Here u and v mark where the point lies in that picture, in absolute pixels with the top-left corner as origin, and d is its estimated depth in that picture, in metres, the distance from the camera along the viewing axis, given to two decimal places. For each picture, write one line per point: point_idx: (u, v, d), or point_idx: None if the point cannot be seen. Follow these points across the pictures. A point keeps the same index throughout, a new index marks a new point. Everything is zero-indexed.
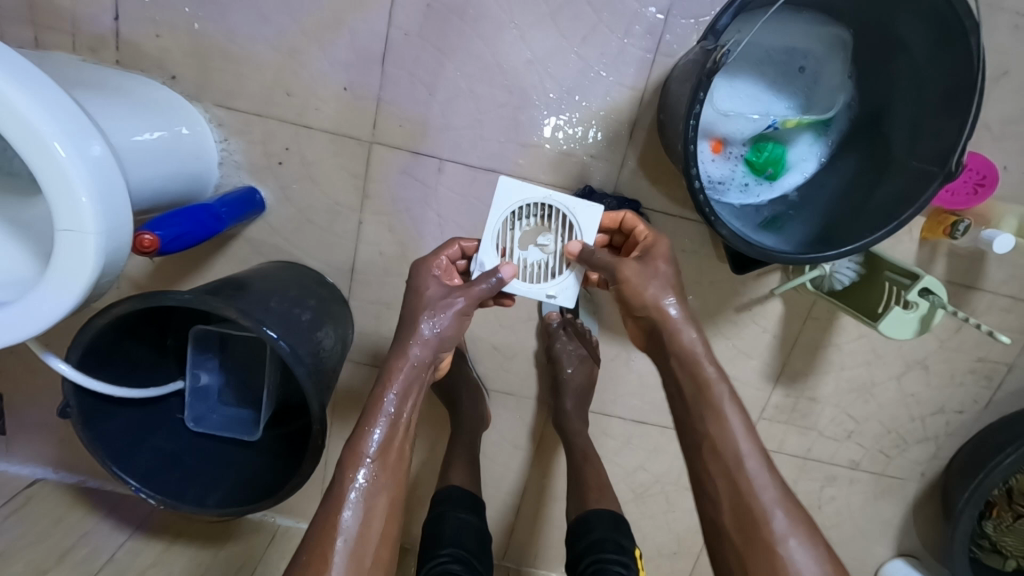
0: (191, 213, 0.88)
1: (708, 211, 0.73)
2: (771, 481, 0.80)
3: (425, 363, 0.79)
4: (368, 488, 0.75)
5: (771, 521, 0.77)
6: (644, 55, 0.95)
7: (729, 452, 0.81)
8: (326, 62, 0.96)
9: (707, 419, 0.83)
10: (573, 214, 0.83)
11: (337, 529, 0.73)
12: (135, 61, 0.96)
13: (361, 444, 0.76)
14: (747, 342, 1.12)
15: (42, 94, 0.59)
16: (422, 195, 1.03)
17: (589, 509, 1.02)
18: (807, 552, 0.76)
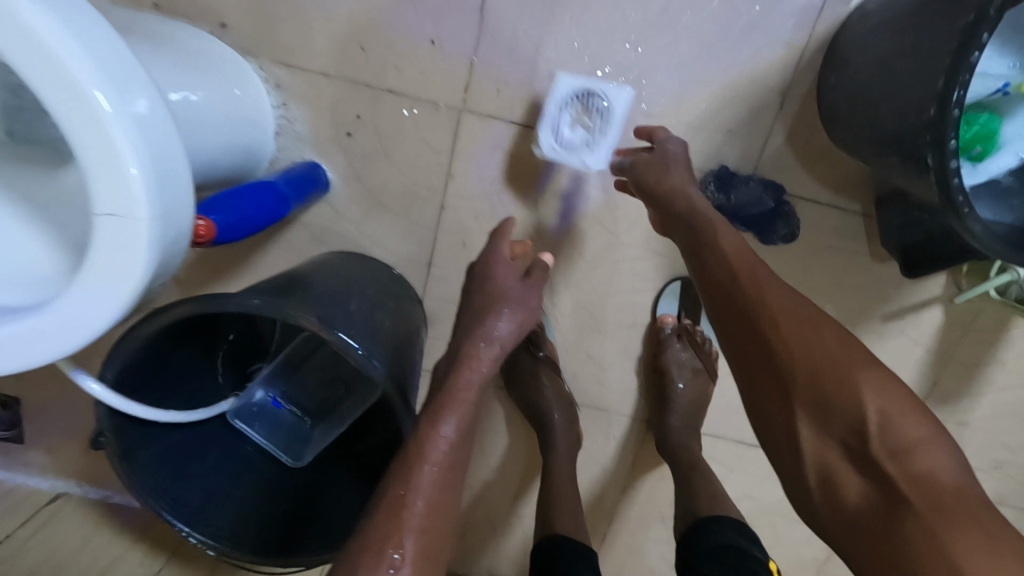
0: (253, 192, 0.72)
1: None
2: (764, 270, 0.63)
3: (488, 373, 0.64)
4: (446, 464, 0.58)
5: (765, 302, 0.61)
6: (809, 4, 0.76)
7: (736, 283, 0.62)
8: (411, 8, 0.78)
9: (710, 266, 0.65)
10: (608, 89, 0.78)
11: (405, 507, 0.55)
12: (178, 5, 0.78)
13: (435, 421, 0.59)
14: (893, 355, 0.94)
15: (75, 25, 0.42)
16: (519, 175, 0.85)
17: (705, 517, 0.81)
18: (817, 326, 0.59)
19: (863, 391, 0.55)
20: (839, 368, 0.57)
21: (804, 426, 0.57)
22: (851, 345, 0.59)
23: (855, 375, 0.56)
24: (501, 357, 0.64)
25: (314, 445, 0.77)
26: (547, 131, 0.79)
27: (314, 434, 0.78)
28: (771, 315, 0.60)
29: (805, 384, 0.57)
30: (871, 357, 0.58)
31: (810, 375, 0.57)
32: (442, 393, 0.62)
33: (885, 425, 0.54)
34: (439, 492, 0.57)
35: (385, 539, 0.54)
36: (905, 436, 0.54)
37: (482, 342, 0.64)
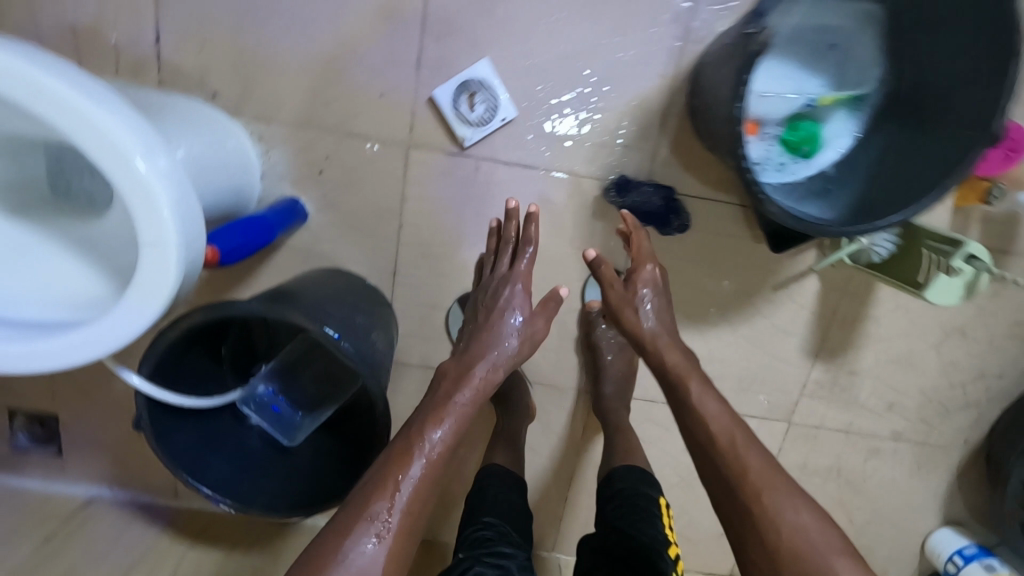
0: (248, 221, 0.90)
1: (756, 189, 0.73)
2: (748, 444, 0.80)
3: (483, 386, 0.84)
4: (433, 457, 0.76)
5: (740, 470, 0.78)
6: (673, 43, 0.96)
7: (749, 476, 0.77)
8: (363, 70, 0.98)
9: (726, 457, 0.79)
10: (475, 73, 0.97)
11: (394, 483, 0.73)
12: (177, 81, 0.98)
13: (434, 419, 0.79)
14: (785, 318, 1.13)
15: (118, 115, 0.61)
16: (460, 195, 1.05)
17: (617, 465, 1.03)
18: (795, 504, 0.75)
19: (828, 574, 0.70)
20: (808, 555, 0.71)
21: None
22: (830, 532, 0.74)
23: (833, 564, 0.70)
24: (492, 371, 0.86)
25: (303, 428, 0.94)
26: (460, 125, 0.99)
27: (303, 420, 0.95)
28: (755, 489, 0.76)
29: (777, 553, 0.73)
30: (846, 547, 0.73)
31: (778, 549, 0.73)
32: (447, 398, 0.82)
33: None
34: (425, 479, 0.75)
35: (370, 503, 0.72)
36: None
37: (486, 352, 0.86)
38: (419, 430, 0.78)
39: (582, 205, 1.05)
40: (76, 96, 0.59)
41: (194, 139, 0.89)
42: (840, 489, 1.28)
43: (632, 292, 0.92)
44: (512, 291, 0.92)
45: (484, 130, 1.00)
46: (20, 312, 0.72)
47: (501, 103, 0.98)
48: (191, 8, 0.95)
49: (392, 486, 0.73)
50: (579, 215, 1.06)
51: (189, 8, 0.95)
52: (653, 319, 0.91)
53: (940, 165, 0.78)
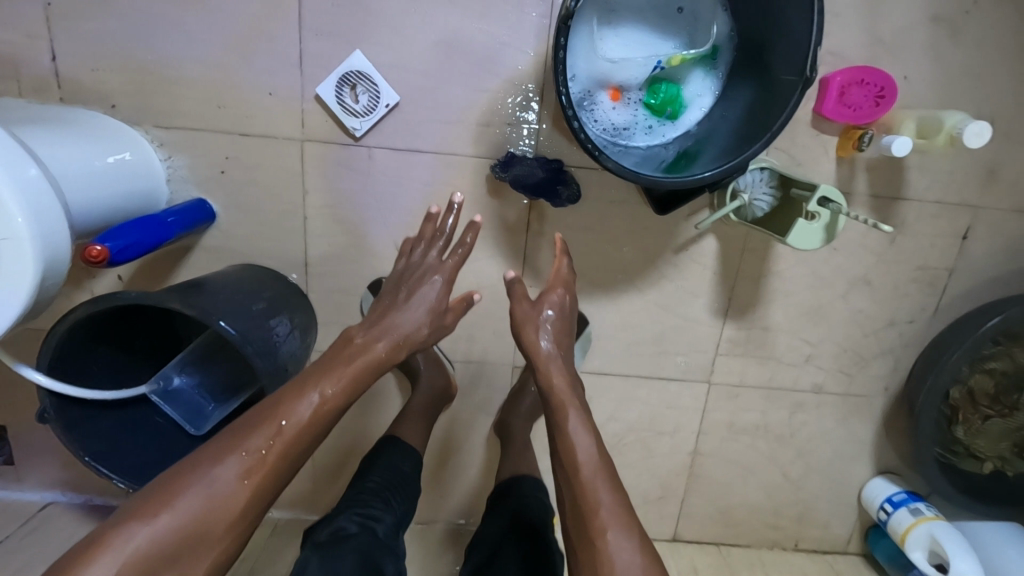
0: (135, 224, 0.94)
1: (589, 146, 0.79)
2: (605, 483, 0.82)
3: (381, 356, 0.88)
4: (318, 410, 0.81)
5: (590, 509, 0.80)
6: (542, 21, 1.01)
7: (594, 509, 0.80)
8: (250, 71, 1.03)
9: (579, 486, 0.82)
10: (352, 65, 1.01)
11: (274, 423, 0.79)
12: (77, 96, 1.04)
13: (330, 373, 0.84)
14: (689, 280, 1.16)
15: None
16: (357, 183, 1.09)
17: (526, 474, 1.10)
18: (629, 547, 0.78)
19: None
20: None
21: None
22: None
23: None
24: (391, 347, 0.89)
25: (212, 419, 0.99)
26: (347, 117, 1.04)
27: (214, 411, 0.99)
28: (597, 530, 0.79)
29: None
30: None
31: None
32: (348, 361, 0.86)
33: None
34: (302, 433, 0.80)
35: (244, 437, 0.78)
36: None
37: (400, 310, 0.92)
38: (313, 383, 0.83)
39: (476, 184, 1.09)
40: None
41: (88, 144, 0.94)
42: (769, 445, 1.30)
43: (535, 310, 0.93)
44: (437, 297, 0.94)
45: (371, 118, 1.04)
46: None
47: (383, 93, 1.03)
48: (83, 27, 1.01)
49: (272, 429, 0.78)
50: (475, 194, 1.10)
51: (81, 28, 1.01)
52: (551, 340, 0.92)
53: (769, 114, 0.83)
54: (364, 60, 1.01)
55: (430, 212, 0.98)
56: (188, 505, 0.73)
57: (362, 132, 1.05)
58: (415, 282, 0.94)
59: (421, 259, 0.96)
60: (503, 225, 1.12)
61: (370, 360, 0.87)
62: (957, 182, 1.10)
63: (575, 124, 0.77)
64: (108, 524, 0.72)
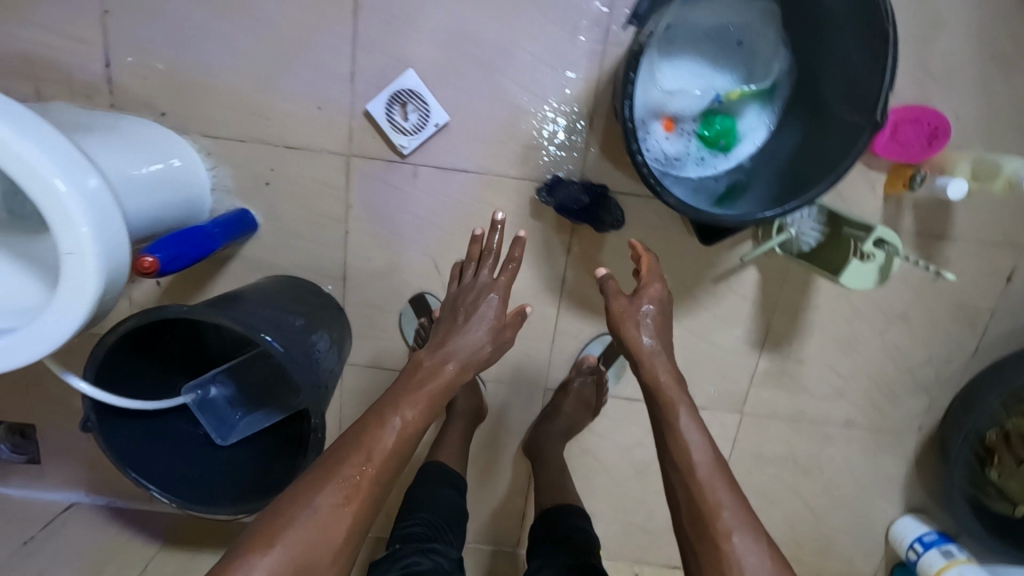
0: (184, 235, 0.94)
1: (652, 181, 0.77)
2: (723, 484, 0.79)
3: (449, 378, 0.89)
4: (402, 433, 0.82)
5: (705, 517, 0.77)
6: (594, 46, 1.00)
7: (716, 517, 0.77)
8: (299, 84, 1.03)
9: (693, 495, 0.79)
10: (403, 84, 1.01)
11: (363, 449, 0.80)
12: (127, 102, 1.04)
13: (407, 399, 0.85)
14: (727, 310, 1.15)
15: (37, 136, 0.67)
16: (400, 200, 1.09)
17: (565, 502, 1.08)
18: (757, 551, 0.75)
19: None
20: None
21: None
22: None
23: None
24: (458, 369, 0.90)
25: (241, 432, 0.97)
26: (396, 134, 1.03)
27: (243, 424, 0.98)
28: (717, 537, 0.75)
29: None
30: None
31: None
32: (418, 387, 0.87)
33: None
34: (390, 457, 0.81)
35: (337, 465, 0.78)
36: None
37: (464, 329, 0.93)
38: (392, 409, 0.84)
39: (520, 206, 1.09)
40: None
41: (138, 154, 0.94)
42: (797, 478, 1.29)
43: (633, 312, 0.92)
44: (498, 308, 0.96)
45: (420, 136, 1.04)
46: None
47: (433, 112, 1.03)
48: (136, 34, 1.01)
49: (361, 455, 0.79)
50: (517, 216, 1.10)
51: (134, 35, 1.01)
52: (653, 336, 0.91)
53: (837, 155, 0.81)
54: (416, 80, 1.01)
55: (475, 235, 1.00)
56: (293, 537, 0.73)
57: (409, 149, 1.05)
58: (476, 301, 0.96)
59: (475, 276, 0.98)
60: (543, 248, 1.11)
61: (441, 381, 0.88)
62: (1004, 223, 1.09)
63: (640, 160, 0.75)
64: (225, 560, 0.72)
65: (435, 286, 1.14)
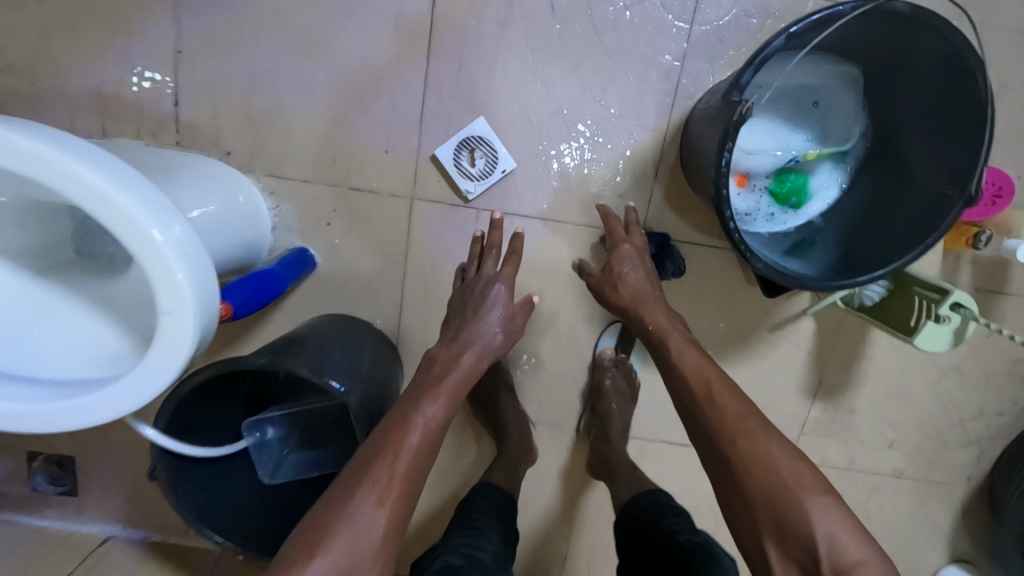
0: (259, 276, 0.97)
1: (742, 247, 0.76)
2: (721, 389, 0.78)
3: (469, 369, 0.85)
4: (430, 427, 0.77)
5: (727, 439, 0.74)
6: (664, 98, 1.00)
7: (728, 432, 0.74)
8: (368, 127, 1.03)
9: (706, 414, 0.77)
10: (473, 130, 1.02)
11: (391, 445, 0.74)
12: (194, 140, 1.03)
13: (432, 396, 0.80)
14: (782, 359, 1.15)
15: (127, 185, 0.63)
16: (461, 243, 1.09)
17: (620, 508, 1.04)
18: (779, 446, 0.72)
19: (807, 510, 0.66)
20: (796, 488, 0.68)
21: (768, 545, 0.68)
22: (805, 468, 0.70)
23: (805, 501, 0.67)
24: (475, 357, 0.86)
25: (290, 473, 0.96)
26: (463, 180, 1.04)
27: (292, 464, 0.96)
28: (738, 448, 0.72)
29: (751, 488, 0.70)
30: (825, 484, 0.69)
31: (765, 476, 0.70)
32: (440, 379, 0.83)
33: (833, 546, 0.64)
34: (421, 449, 0.76)
35: (368, 466, 0.73)
36: (851, 556, 0.64)
37: (474, 317, 0.90)
38: (415, 407, 0.79)
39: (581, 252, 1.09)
40: (87, 171, 0.62)
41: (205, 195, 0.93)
42: None
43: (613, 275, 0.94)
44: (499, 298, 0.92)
45: (486, 182, 1.04)
46: (44, 371, 0.76)
47: (501, 158, 1.03)
48: (207, 73, 1.01)
49: (391, 454, 0.74)
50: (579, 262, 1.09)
51: (206, 74, 1.01)
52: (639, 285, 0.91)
53: (918, 224, 0.83)
54: (487, 127, 1.02)
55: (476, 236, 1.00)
56: (337, 549, 0.67)
57: (475, 195, 1.05)
58: (478, 289, 0.93)
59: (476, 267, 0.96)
60: None
61: (457, 375, 0.85)
62: None
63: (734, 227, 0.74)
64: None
65: None
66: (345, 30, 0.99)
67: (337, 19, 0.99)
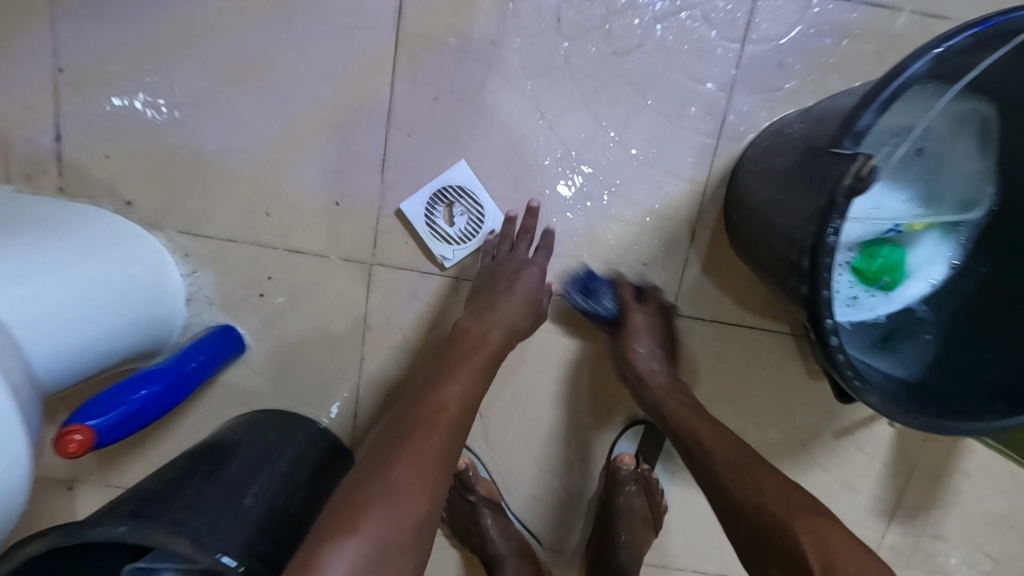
0: (135, 385, 0.69)
1: (849, 372, 0.50)
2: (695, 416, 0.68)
3: (496, 352, 0.68)
4: (466, 392, 0.63)
5: (722, 472, 0.62)
6: (705, 140, 0.76)
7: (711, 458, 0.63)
8: (312, 172, 0.78)
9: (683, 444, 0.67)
10: (450, 180, 0.77)
11: (425, 409, 0.60)
12: (81, 185, 0.78)
13: (467, 360, 0.66)
14: (851, 472, 0.89)
15: None
16: (435, 322, 0.83)
17: None
18: (783, 485, 0.59)
19: (801, 538, 0.54)
20: (790, 514, 0.56)
21: None
22: (797, 494, 0.58)
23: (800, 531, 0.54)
24: (506, 335, 0.69)
25: None
26: (438, 244, 0.79)
27: None
28: (733, 479, 0.61)
29: (751, 526, 0.57)
30: (824, 510, 0.57)
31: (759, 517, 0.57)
32: (473, 351, 0.67)
33: (830, 568, 0.51)
34: (460, 413, 0.62)
35: (402, 435, 0.58)
36: None
37: (505, 291, 0.72)
38: (442, 377, 0.64)
39: (592, 337, 0.83)
40: None
41: (87, 260, 0.69)
42: None
43: (651, 300, 0.79)
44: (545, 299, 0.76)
45: (472, 245, 0.79)
46: None
47: (488, 218, 0.79)
48: (101, 100, 0.76)
49: (425, 422, 0.59)
50: (589, 349, 0.84)
51: (99, 102, 0.76)
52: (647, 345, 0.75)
53: None
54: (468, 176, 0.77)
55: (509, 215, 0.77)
56: (365, 537, 0.51)
57: (457, 261, 0.80)
58: (511, 275, 0.73)
59: (508, 250, 0.76)
60: (619, 389, 0.85)
61: (485, 353, 0.67)
62: None
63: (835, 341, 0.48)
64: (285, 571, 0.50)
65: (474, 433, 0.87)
66: (283, 48, 0.75)
67: (272, 33, 0.74)
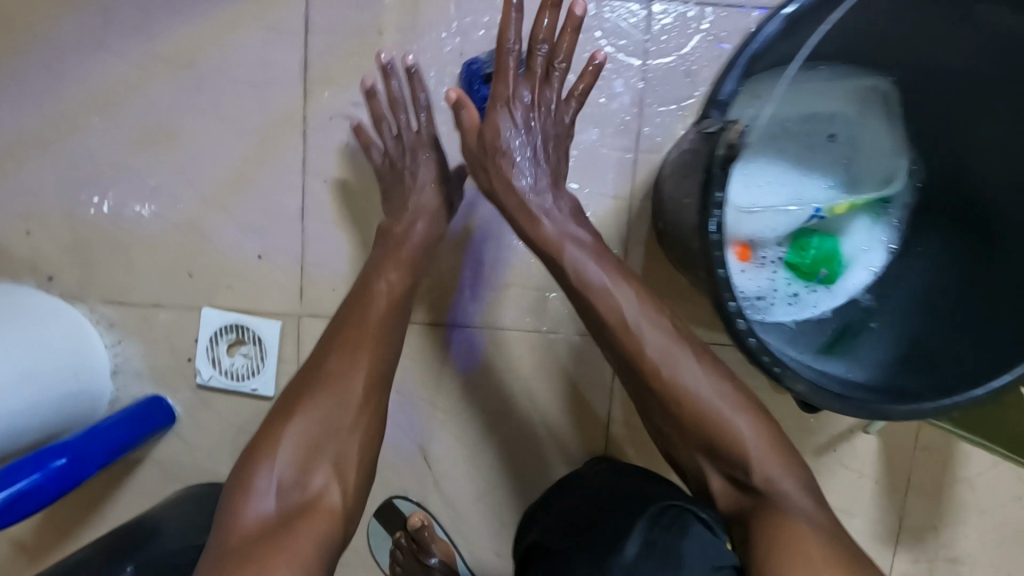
0: (38, 462, 0.64)
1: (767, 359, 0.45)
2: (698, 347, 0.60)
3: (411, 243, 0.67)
4: (394, 277, 0.65)
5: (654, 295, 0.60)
6: (622, 155, 0.75)
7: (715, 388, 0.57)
8: (235, 228, 0.77)
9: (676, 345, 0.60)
10: (258, 330, 0.78)
11: (364, 303, 0.63)
12: (6, 267, 0.78)
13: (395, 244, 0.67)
14: (842, 495, 0.81)
15: None
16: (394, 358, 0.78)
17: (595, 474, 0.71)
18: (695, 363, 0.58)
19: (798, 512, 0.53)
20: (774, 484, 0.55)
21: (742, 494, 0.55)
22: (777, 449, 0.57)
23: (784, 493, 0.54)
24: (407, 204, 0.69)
25: None
26: (208, 371, 0.79)
27: None
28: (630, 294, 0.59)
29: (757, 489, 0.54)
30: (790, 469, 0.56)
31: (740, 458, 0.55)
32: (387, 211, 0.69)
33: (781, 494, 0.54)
34: (390, 303, 0.64)
35: (333, 342, 0.61)
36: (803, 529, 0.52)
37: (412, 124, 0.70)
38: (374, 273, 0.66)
39: (538, 369, 0.79)
40: None
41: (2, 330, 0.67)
42: None
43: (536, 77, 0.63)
44: (511, 168, 0.62)
45: (227, 380, 0.79)
46: None
47: (265, 370, 0.78)
48: (22, 180, 0.77)
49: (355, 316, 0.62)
50: (537, 384, 0.79)
51: (23, 182, 0.78)
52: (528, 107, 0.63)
53: None
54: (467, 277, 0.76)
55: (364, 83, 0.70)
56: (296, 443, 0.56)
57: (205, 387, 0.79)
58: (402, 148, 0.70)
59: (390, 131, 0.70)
60: (574, 424, 0.80)
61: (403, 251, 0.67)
62: None
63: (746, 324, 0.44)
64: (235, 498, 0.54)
65: (426, 488, 0.81)
66: (194, 111, 0.76)
67: (184, 99, 0.76)
